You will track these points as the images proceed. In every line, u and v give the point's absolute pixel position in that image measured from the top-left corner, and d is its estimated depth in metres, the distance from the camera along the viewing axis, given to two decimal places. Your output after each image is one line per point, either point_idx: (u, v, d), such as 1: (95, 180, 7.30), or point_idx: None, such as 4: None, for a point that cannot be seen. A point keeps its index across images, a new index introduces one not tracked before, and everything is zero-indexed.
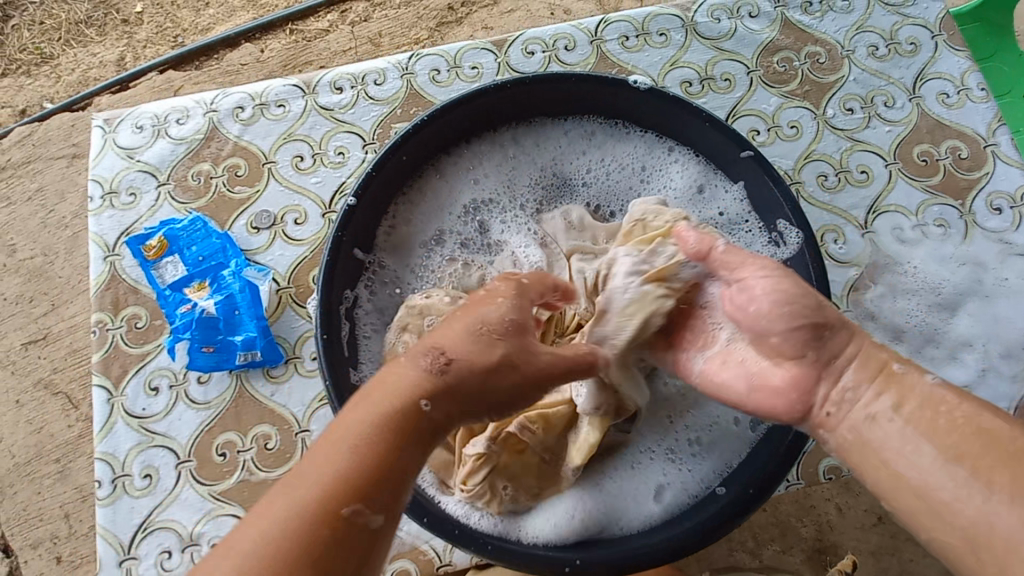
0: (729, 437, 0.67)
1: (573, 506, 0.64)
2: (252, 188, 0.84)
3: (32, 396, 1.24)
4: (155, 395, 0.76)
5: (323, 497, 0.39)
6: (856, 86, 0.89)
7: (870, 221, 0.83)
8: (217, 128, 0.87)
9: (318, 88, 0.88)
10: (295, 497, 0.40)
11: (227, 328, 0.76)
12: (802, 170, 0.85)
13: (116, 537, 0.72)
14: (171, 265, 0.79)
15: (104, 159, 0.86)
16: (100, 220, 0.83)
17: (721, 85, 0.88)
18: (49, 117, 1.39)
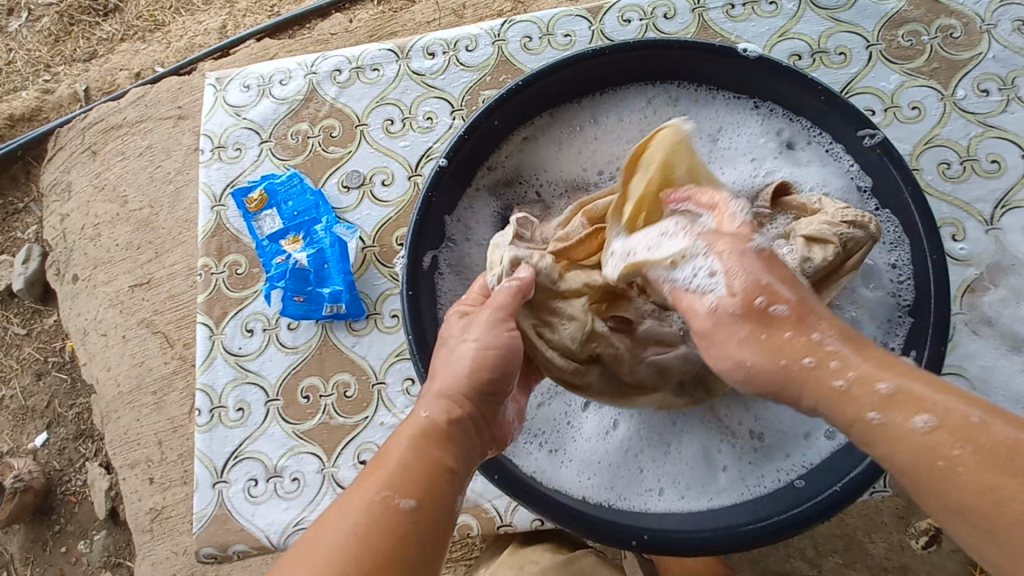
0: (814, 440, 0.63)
1: (636, 477, 0.64)
2: (345, 149, 0.88)
3: (135, 333, 1.38)
4: (250, 336, 0.82)
5: (413, 461, 0.49)
6: (994, 65, 0.80)
7: (997, 216, 0.75)
8: (316, 89, 0.91)
9: (412, 53, 0.90)
10: (366, 501, 0.46)
11: (316, 280, 0.80)
12: (921, 157, 0.78)
13: (212, 461, 0.79)
14: (269, 218, 0.84)
15: (215, 115, 0.92)
16: (209, 172, 0.90)
17: (835, 59, 0.81)
18: (160, 80, 1.51)
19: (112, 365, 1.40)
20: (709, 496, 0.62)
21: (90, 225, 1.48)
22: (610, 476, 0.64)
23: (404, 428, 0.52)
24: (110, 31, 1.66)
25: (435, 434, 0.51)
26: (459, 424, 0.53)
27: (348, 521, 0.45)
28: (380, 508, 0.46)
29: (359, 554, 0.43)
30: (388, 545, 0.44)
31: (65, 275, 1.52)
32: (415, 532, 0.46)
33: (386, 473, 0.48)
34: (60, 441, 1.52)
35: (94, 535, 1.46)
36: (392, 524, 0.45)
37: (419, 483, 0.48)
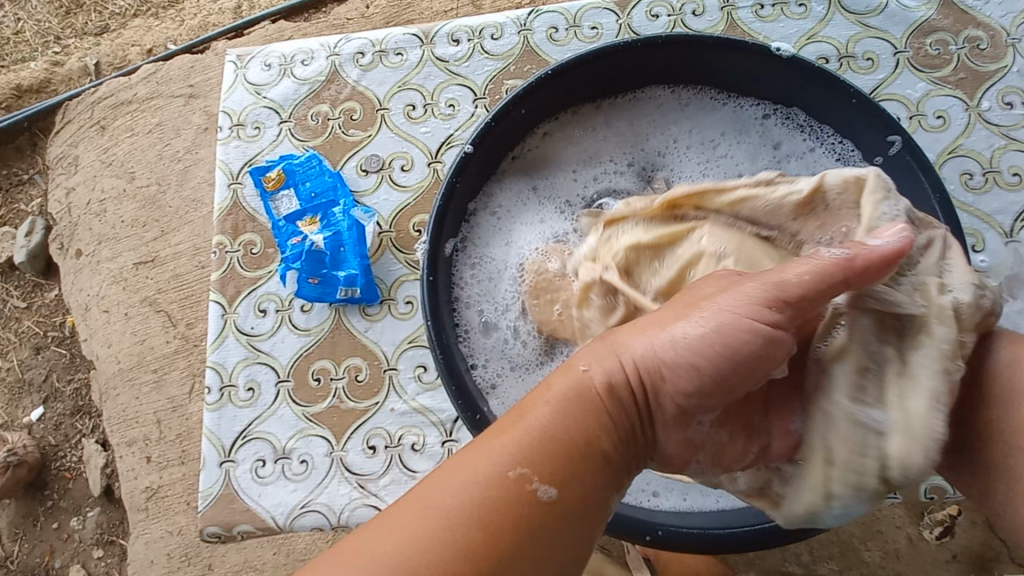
0: None
1: (642, 474, 0.64)
2: (365, 133, 0.87)
3: (138, 311, 1.37)
4: (263, 316, 0.81)
5: (563, 443, 0.43)
6: (1020, 77, 0.79)
7: (1017, 229, 0.75)
8: (337, 71, 0.90)
9: (436, 39, 0.89)
10: (499, 468, 0.42)
11: (332, 263, 0.80)
12: (943, 166, 0.78)
13: (220, 440, 0.78)
14: (286, 199, 0.84)
15: (234, 93, 0.91)
16: (227, 149, 0.89)
17: (862, 64, 0.81)
18: (172, 57, 1.50)
19: (113, 342, 1.39)
20: (714, 496, 0.62)
21: (97, 200, 1.47)
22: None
23: (557, 384, 0.46)
24: (123, 6, 1.65)
25: (587, 405, 0.44)
26: (628, 410, 0.45)
27: (469, 482, 0.41)
28: (515, 487, 0.41)
29: (486, 518, 0.40)
30: (515, 521, 0.40)
31: (69, 250, 1.51)
32: (546, 519, 0.41)
33: (523, 445, 0.42)
34: (57, 416, 1.51)
35: (88, 511, 1.46)
36: (521, 508, 0.41)
37: (559, 461, 0.42)
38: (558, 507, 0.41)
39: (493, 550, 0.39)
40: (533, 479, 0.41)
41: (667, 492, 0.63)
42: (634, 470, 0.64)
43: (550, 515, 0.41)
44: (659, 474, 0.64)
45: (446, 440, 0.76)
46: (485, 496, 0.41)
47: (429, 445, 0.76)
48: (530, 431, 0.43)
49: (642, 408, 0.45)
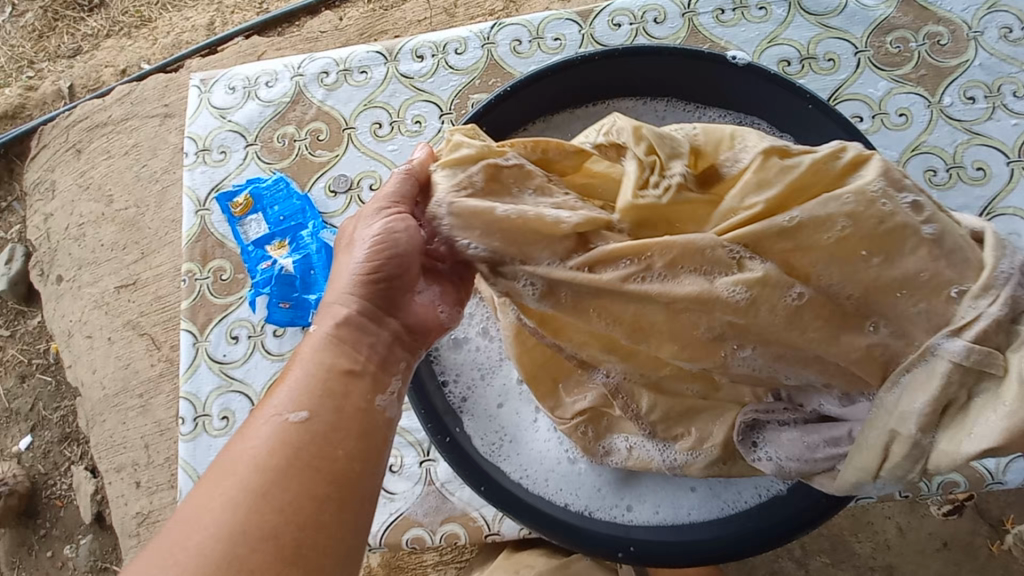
0: None
1: (616, 488, 0.62)
2: (332, 153, 0.86)
3: (122, 335, 1.35)
4: (235, 343, 0.81)
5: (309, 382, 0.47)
6: (981, 72, 0.80)
7: (983, 223, 0.75)
8: (302, 92, 0.89)
9: (400, 56, 0.89)
10: (264, 423, 0.46)
11: (302, 286, 0.79)
12: (908, 164, 0.78)
13: (195, 470, 0.77)
14: (254, 223, 0.83)
15: (199, 118, 0.90)
16: (193, 175, 0.88)
17: (824, 65, 0.81)
18: (146, 77, 1.49)
19: (97, 368, 1.38)
20: (689, 506, 0.60)
21: (75, 225, 1.46)
22: (589, 488, 0.62)
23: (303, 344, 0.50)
24: (95, 27, 1.63)
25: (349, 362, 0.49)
26: (358, 325, 0.50)
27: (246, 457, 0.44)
28: (273, 433, 0.45)
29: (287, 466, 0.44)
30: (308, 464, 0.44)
31: (49, 276, 1.49)
32: (327, 457, 0.45)
33: (278, 397, 0.47)
34: (45, 445, 1.49)
35: (80, 539, 1.44)
36: (297, 451, 0.44)
37: (320, 387, 0.47)
38: (316, 426, 0.46)
39: (276, 492, 0.43)
40: (285, 413, 0.46)
41: (642, 505, 0.61)
42: (609, 482, 0.62)
43: (317, 440, 0.45)
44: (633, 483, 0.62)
45: (424, 459, 0.75)
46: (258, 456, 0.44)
47: (407, 466, 0.75)
48: (286, 385, 0.48)
49: (369, 319, 0.51)
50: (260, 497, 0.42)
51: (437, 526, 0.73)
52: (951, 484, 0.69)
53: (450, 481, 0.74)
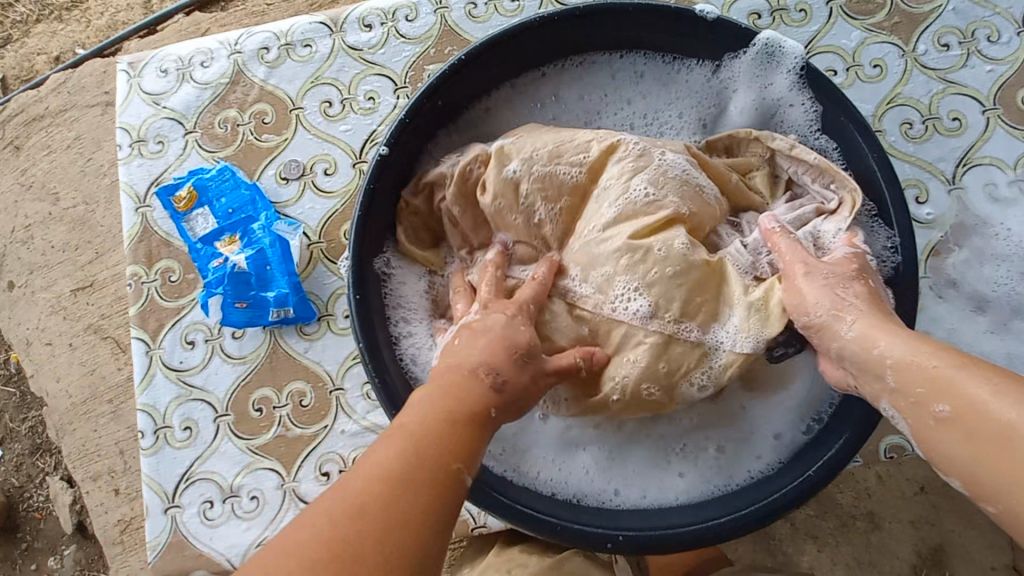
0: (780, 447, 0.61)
1: (604, 475, 0.61)
2: (280, 137, 0.80)
3: (84, 340, 1.30)
4: (191, 348, 0.76)
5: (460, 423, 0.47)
6: (955, 17, 0.77)
7: (959, 175, 0.74)
8: (242, 71, 0.82)
9: (346, 26, 0.82)
10: (413, 445, 0.45)
11: (259, 283, 0.74)
12: (883, 117, 0.75)
13: (161, 485, 0.73)
14: (201, 218, 0.77)
15: (131, 105, 0.83)
16: (130, 169, 0.81)
17: (795, 17, 0.77)
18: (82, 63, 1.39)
19: (61, 376, 1.31)
20: (674, 491, 0.60)
21: (20, 228, 1.36)
22: (577, 477, 0.61)
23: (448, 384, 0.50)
24: (23, 10, 1.49)
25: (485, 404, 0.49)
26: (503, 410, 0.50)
27: (376, 468, 0.43)
28: (425, 465, 0.44)
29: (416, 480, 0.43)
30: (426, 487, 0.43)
31: None
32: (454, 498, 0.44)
33: (429, 428, 0.46)
34: (16, 458, 1.43)
35: (64, 549, 1.39)
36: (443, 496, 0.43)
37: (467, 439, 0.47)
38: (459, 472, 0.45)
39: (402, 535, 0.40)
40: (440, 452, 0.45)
41: (628, 491, 0.60)
42: (596, 470, 0.61)
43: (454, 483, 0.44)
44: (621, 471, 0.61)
45: None
46: (398, 475, 0.42)
47: None
48: (429, 416, 0.47)
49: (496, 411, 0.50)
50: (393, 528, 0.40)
51: None
52: None
53: None
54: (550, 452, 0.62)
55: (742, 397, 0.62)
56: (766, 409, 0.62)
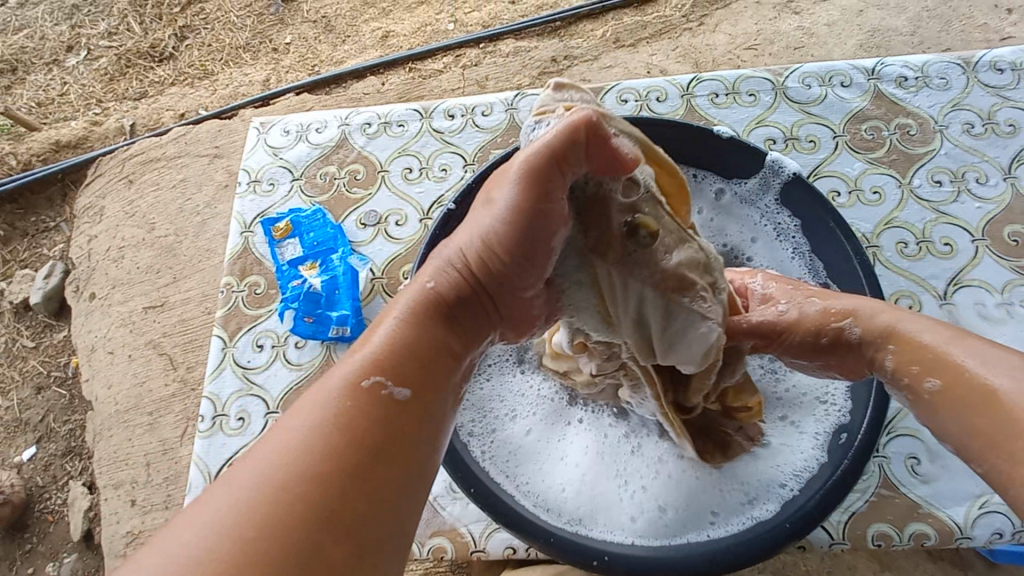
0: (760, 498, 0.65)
1: (582, 499, 0.67)
2: (366, 191, 0.98)
3: (141, 353, 1.46)
4: (259, 351, 0.88)
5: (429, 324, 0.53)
6: (947, 160, 0.90)
7: (950, 292, 0.82)
8: (347, 138, 1.02)
9: (434, 114, 1.02)
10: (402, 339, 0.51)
11: (327, 303, 0.88)
12: (881, 235, 0.86)
13: (207, 466, 0.83)
14: (291, 246, 0.93)
15: (255, 154, 1.03)
16: (243, 202, 1.00)
17: (805, 145, 0.92)
18: (203, 120, 1.84)
19: (113, 384, 1.47)
20: (637, 528, 0.65)
21: (115, 247, 1.62)
22: (563, 495, 0.67)
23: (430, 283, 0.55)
24: (163, 76, 2.05)
25: (434, 310, 0.53)
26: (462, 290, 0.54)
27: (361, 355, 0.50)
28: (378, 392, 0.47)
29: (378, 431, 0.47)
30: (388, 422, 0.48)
31: (84, 292, 1.63)
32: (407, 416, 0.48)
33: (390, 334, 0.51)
34: (49, 457, 1.54)
35: (65, 557, 1.44)
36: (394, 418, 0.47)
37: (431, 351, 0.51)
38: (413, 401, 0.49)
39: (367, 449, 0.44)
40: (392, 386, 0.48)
41: (606, 521, 0.65)
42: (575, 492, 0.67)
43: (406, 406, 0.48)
44: (598, 494, 0.68)
45: None
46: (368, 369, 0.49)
47: None
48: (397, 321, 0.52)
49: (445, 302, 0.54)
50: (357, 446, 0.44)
51: (425, 539, 0.77)
52: (919, 535, 0.72)
53: (442, 496, 0.79)
54: (541, 473, 0.69)
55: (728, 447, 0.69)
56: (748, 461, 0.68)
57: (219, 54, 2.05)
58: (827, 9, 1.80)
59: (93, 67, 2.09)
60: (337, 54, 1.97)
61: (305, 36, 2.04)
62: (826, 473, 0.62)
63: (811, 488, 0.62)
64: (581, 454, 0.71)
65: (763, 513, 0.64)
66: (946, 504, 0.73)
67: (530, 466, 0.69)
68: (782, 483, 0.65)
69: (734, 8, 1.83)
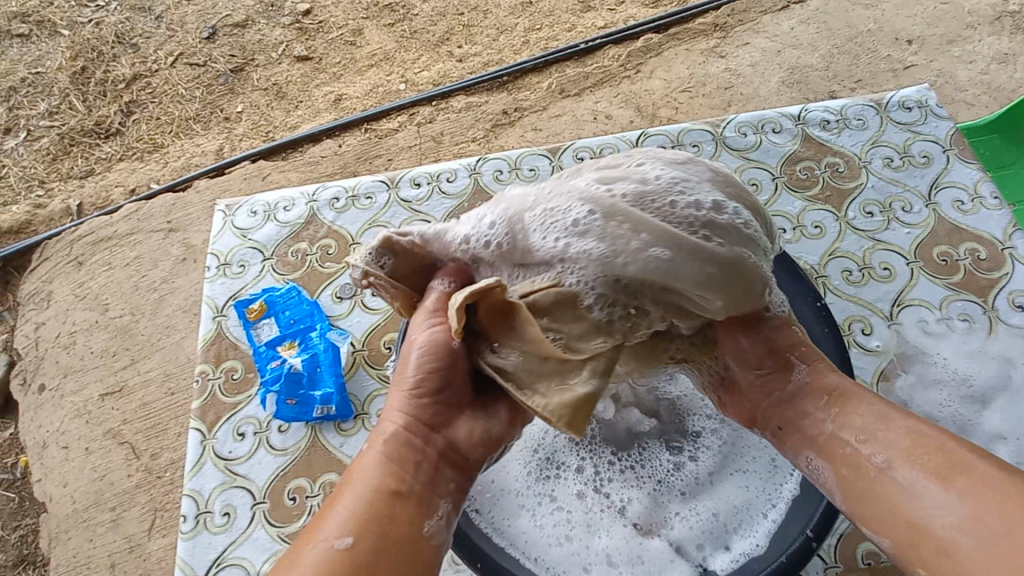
0: (739, 529, 0.72)
1: (574, 551, 0.72)
2: (339, 264, 0.99)
3: (100, 445, 1.39)
4: (240, 440, 0.86)
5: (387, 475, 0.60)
6: (875, 192, 0.99)
7: (895, 313, 0.90)
8: (316, 214, 1.04)
9: (400, 184, 1.05)
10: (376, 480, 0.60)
11: (309, 383, 0.87)
12: (827, 265, 0.94)
13: (192, 569, 0.79)
14: (267, 326, 0.92)
15: (223, 236, 1.03)
16: (213, 286, 0.99)
17: (749, 189, 1.00)
18: (156, 194, 1.81)
19: (70, 481, 1.38)
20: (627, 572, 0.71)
21: (68, 333, 1.55)
22: (560, 549, 0.72)
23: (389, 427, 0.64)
24: (110, 152, 2.02)
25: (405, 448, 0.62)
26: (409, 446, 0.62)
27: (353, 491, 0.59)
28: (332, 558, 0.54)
29: None
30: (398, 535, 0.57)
31: (32, 385, 1.53)
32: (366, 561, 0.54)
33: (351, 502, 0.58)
34: None
35: None
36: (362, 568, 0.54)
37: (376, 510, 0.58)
38: (363, 548, 0.55)
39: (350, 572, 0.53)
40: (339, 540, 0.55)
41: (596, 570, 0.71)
42: (570, 545, 0.73)
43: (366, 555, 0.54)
44: (591, 544, 0.73)
45: None
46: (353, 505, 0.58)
47: None
48: (358, 474, 0.61)
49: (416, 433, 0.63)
50: None
51: None
52: None
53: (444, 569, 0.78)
54: (539, 531, 0.73)
55: (711, 477, 0.76)
56: (728, 493, 0.75)
57: (169, 127, 2.05)
58: (748, 52, 1.96)
59: (34, 148, 2.04)
60: (291, 120, 2.00)
61: (257, 104, 2.07)
62: (807, 506, 0.69)
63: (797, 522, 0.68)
64: (576, 505, 0.76)
65: (753, 550, 0.69)
66: None
67: (527, 523, 0.73)
68: (763, 515, 0.71)
69: (665, 55, 1.98)
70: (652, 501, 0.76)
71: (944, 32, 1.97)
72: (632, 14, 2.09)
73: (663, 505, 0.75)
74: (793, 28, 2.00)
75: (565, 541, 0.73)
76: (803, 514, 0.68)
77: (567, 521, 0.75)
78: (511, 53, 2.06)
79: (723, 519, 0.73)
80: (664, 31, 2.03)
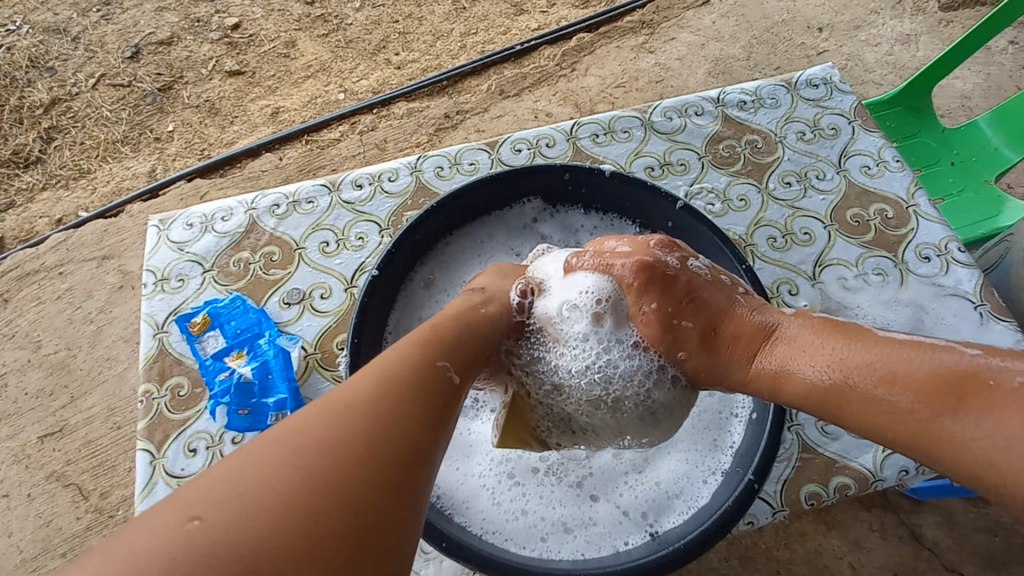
0: (688, 488, 0.76)
1: (532, 525, 0.75)
2: (285, 271, 0.98)
3: (44, 489, 1.31)
4: (193, 456, 0.84)
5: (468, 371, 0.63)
6: (791, 164, 1.06)
7: (818, 273, 0.97)
8: (256, 222, 1.02)
9: (342, 186, 1.05)
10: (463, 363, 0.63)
11: (261, 391, 0.86)
12: (754, 235, 1.00)
13: None
14: (212, 338, 0.91)
15: (158, 251, 1.00)
16: (151, 303, 0.96)
17: (678, 168, 1.06)
18: (84, 222, 1.72)
19: (12, 530, 1.28)
20: (583, 540, 0.74)
21: None
22: (519, 526, 0.75)
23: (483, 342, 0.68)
24: (31, 182, 1.91)
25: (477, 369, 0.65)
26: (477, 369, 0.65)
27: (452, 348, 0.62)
28: (426, 374, 0.56)
29: (408, 383, 0.54)
30: (411, 468, 0.48)
31: None
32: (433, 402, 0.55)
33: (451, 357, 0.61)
34: None
35: None
36: (429, 403, 0.54)
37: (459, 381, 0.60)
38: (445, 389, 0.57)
39: (426, 397, 0.54)
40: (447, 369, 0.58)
41: (553, 541, 0.74)
42: (528, 520, 0.75)
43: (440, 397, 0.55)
44: (549, 518, 0.76)
45: None
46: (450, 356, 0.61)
47: None
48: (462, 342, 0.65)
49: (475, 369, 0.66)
50: (413, 387, 0.54)
51: None
52: (842, 486, 0.82)
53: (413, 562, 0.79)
54: (497, 511, 0.76)
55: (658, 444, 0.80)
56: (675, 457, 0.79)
57: (95, 151, 1.95)
58: (675, 46, 2.06)
59: None
60: (227, 136, 1.95)
61: (188, 121, 2.00)
62: (751, 452, 0.72)
63: (743, 467, 0.72)
64: (531, 485, 0.78)
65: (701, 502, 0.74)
66: (857, 454, 0.84)
67: (485, 504, 0.76)
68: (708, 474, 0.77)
69: (598, 53, 2.05)
70: (605, 472, 0.80)
71: (849, 18, 2.13)
72: (563, 14, 2.15)
73: (616, 476, 0.79)
74: (715, 22, 2.11)
75: (524, 517, 0.76)
76: (745, 463, 0.72)
77: (523, 499, 0.77)
78: (449, 58, 2.08)
79: (671, 480, 0.77)
80: (596, 29, 2.10)
